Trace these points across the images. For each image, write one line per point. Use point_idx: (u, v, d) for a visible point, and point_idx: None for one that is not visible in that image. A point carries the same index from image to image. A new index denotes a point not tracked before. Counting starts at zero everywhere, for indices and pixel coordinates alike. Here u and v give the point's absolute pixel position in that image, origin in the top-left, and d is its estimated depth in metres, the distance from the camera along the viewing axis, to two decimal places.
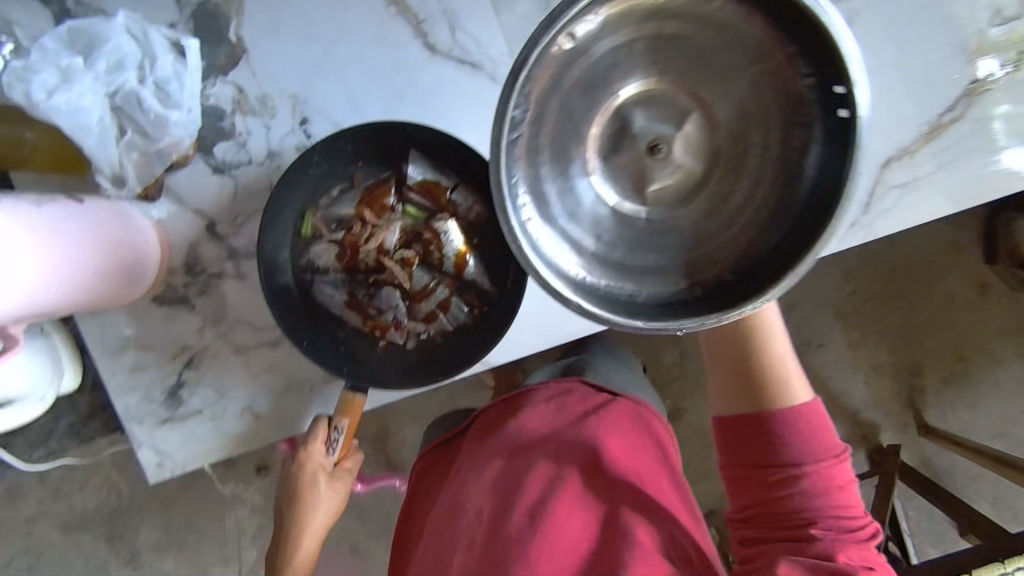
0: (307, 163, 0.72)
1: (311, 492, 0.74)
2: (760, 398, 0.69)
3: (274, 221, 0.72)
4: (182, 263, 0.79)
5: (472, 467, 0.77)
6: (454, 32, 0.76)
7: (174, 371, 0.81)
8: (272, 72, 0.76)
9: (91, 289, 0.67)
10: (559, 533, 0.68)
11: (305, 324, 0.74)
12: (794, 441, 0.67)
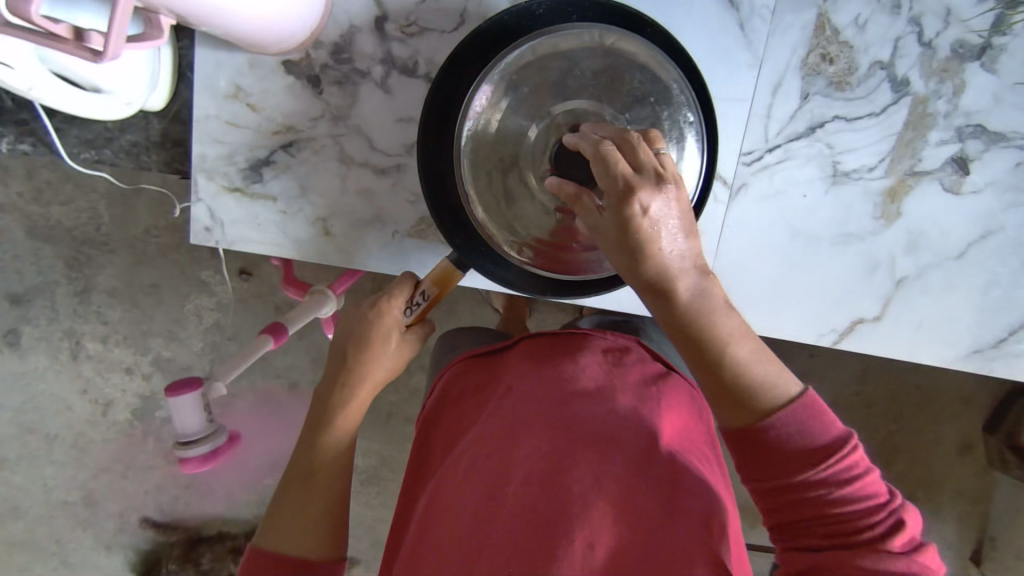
0: (530, 12, 0.65)
1: (377, 345, 0.67)
2: (747, 392, 0.53)
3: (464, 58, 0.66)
4: (332, 41, 0.71)
5: (521, 394, 0.66)
6: None
7: (268, 145, 0.73)
8: None
9: (256, 21, 0.58)
10: (604, 495, 0.57)
11: (442, 179, 0.69)
12: (789, 425, 0.52)
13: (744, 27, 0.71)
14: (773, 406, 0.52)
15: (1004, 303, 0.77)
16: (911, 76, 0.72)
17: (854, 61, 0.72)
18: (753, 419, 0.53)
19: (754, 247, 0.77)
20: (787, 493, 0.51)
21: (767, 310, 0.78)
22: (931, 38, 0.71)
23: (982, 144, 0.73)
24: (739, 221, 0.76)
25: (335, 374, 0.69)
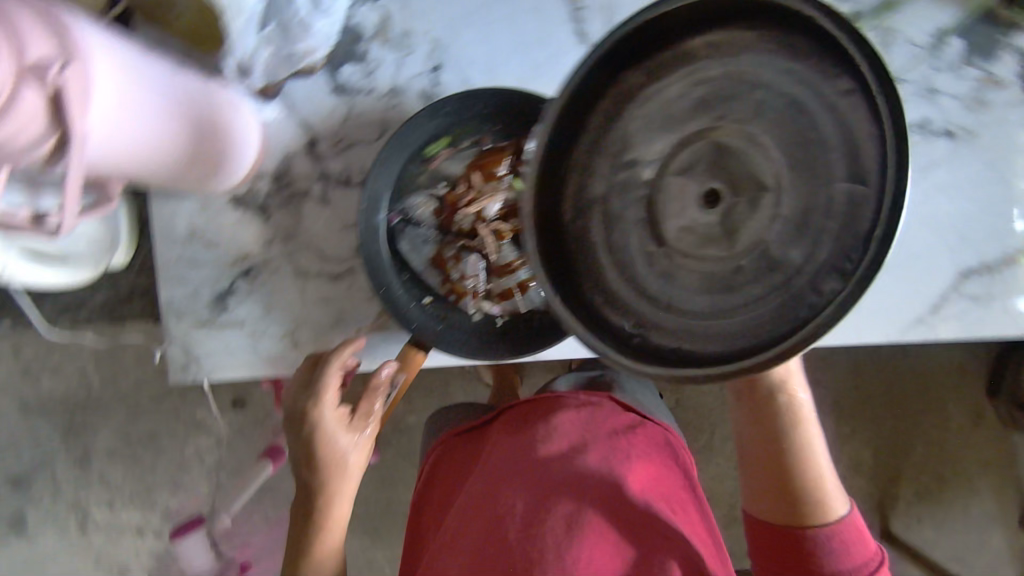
0: (437, 110, 0.71)
1: (334, 443, 0.69)
2: (795, 483, 0.72)
3: (385, 163, 0.73)
4: (272, 171, 0.78)
5: (495, 469, 0.76)
6: (611, 24, 0.76)
7: (229, 276, 0.79)
8: (422, 13, 0.76)
9: (193, 168, 0.66)
10: (573, 547, 0.67)
11: (389, 273, 0.74)
12: (831, 553, 0.69)
13: None
14: (828, 519, 0.71)
15: (928, 272, 0.82)
16: None
17: None
18: (801, 519, 0.71)
19: None
20: (803, 564, 0.70)
21: None
22: None
23: None
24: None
25: (310, 479, 0.70)
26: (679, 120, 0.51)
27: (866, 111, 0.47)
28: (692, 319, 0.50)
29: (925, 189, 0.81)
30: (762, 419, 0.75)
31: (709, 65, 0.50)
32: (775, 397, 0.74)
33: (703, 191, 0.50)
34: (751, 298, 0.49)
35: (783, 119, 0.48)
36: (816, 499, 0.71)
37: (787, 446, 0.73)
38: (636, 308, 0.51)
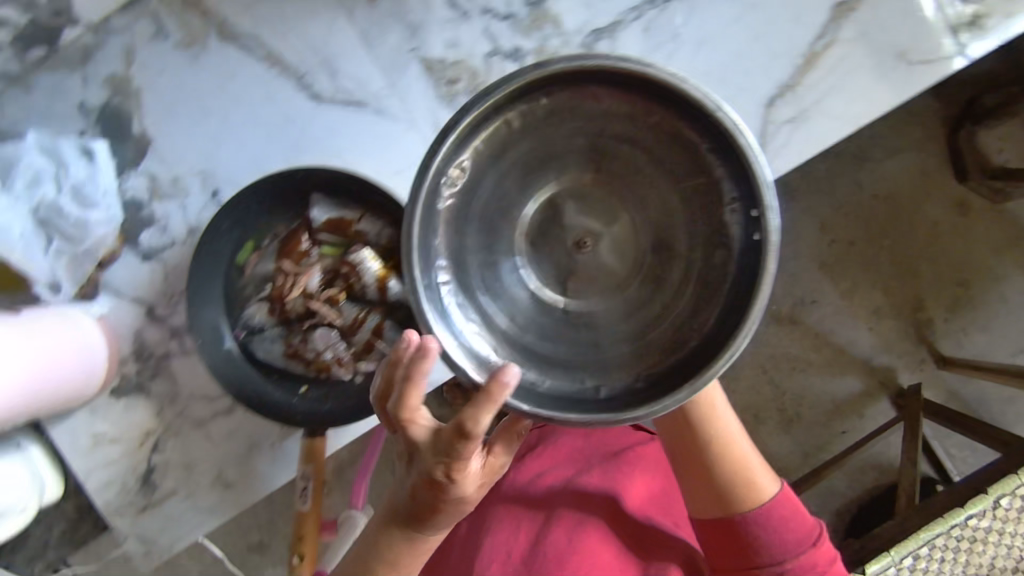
0: (218, 228, 0.74)
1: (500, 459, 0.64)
2: (723, 485, 0.77)
3: (203, 297, 0.76)
4: (131, 351, 0.83)
5: (513, 492, 0.94)
6: (334, 77, 0.80)
7: (143, 456, 0.84)
8: (178, 155, 0.81)
9: (47, 383, 0.74)
10: (580, 540, 0.86)
11: (259, 385, 0.78)
12: (764, 538, 0.76)
13: (382, 111, 0.80)
14: (752, 504, 0.77)
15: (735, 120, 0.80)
16: (517, 42, 0.79)
17: (471, 68, 0.80)
18: (730, 513, 0.77)
19: None
20: (742, 547, 0.77)
21: None
22: (508, 10, 0.79)
23: (608, 41, 0.79)
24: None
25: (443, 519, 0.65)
26: (558, 154, 0.64)
27: (709, 155, 0.59)
28: (610, 332, 0.63)
29: (690, 50, 0.79)
30: (682, 425, 0.79)
31: (569, 121, 0.62)
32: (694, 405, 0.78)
33: (582, 232, 0.65)
34: (687, 303, 0.61)
35: (631, 158, 0.63)
36: (744, 497, 0.77)
37: (704, 443, 0.78)
38: (562, 334, 0.64)
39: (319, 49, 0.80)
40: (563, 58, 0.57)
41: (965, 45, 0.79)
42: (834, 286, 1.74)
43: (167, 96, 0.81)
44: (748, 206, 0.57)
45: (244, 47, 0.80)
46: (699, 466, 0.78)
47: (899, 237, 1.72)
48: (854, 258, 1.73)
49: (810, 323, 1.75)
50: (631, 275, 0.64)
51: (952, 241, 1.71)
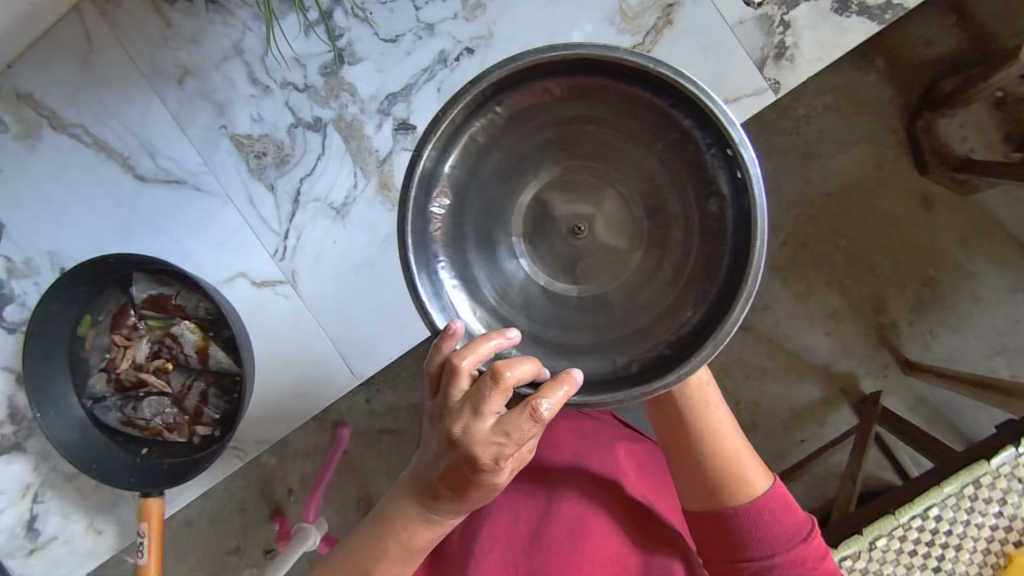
0: (45, 312, 0.78)
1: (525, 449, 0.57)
2: (712, 478, 0.69)
3: (40, 373, 0.80)
4: (6, 415, 0.90)
5: (567, 451, 0.83)
6: (155, 158, 0.84)
7: (26, 506, 0.91)
8: (29, 238, 0.88)
9: None
10: (595, 549, 0.75)
11: (100, 452, 0.82)
12: (751, 533, 0.67)
13: (199, 186, 0.84)
14: (738, 496, 0.68)
15: None
16: (316, 112, 0.81)
17: (277, 140, 0.82)
18: (718, 501, 0.69)
19: (340, 298, 0.83)
20: (726, 540, 0.68)
21: (396, 332, 0.83)
22: (305, 82, 0.81)
23: (403, 104, 0.80)
24: (315, 295, 0.83)
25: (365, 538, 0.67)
26: (515, 167, 0.63)
27: (682, 112, 0.57)
28: (623, 312, 0.62)
29: None
30: (666, 407, 0.71)
31: (559, 109, 0.61)
32: (688, 390, 0.70)
33: (574, 218, 0.63)
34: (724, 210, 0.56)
35: (596, 139, 0.62)
36: (736, 490, 0.68)
37: (695, 438, 0.70)
38: (576, 322, 0.63)
39: (138, 131, 0.84)
40: (536, 50, 0.56)
41: (775, 80, 0.74)
42: (786, 290, 1.64)
43: (12, 184, 0.87)
44: (721, 145, 0.56)
45: (74, 136, 0.85)
46: (693, 453, 0.70)
47: (859, 235, 1.62)
48: (808, 261, 1.63)
49: (763, 328, 1.65)
50: (632, 249, 0.63)
51: (917, 237, 1.60)
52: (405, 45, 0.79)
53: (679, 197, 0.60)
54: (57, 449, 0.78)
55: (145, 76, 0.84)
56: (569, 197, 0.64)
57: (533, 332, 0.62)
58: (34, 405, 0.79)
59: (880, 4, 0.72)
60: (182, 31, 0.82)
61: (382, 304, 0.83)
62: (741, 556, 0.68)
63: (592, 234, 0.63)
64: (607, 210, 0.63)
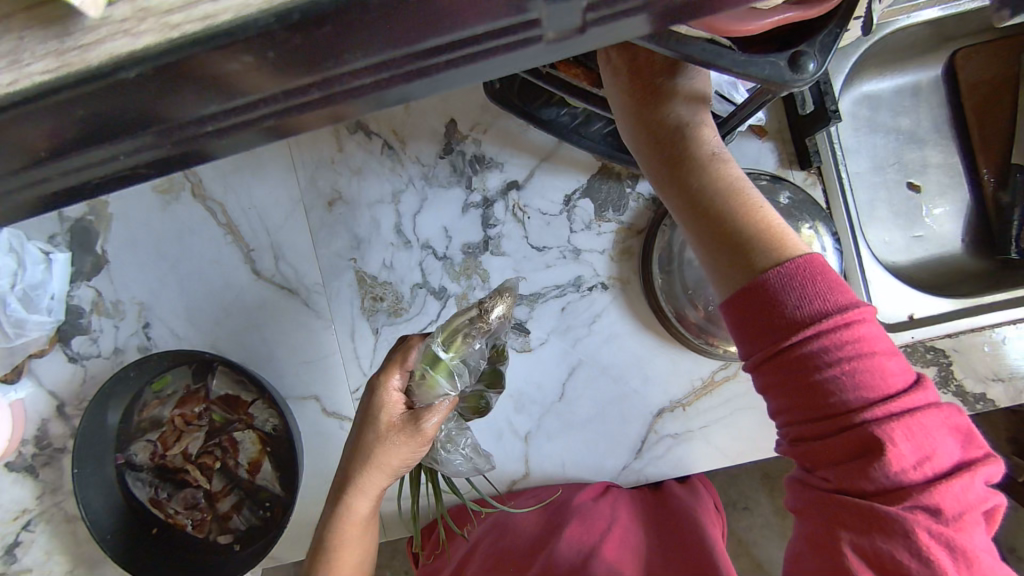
0: (128, 376, 0.79)
1: (384, 460, 0.64)
2: (729, 241, 0.50)
3: (93, 428, 0.79)
4: (33, 438, 0.90)
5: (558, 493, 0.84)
6: (277, 262, 0.86)
7: (14, 529, 0.90)
8: (126, 283, 0.89)
9: None
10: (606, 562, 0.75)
11: (112, 522, 0.81)
12: (818, 347, 0.45)
13: (309, 302, 0.86)
14: (770, 254, 0.48)
15: (623, 417, 0.83)
16: (444, 283, 0.84)
17: (398, 292, 0.85)
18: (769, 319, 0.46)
19: None
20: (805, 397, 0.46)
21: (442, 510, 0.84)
22: (444, 251, 0.85)
23: (527, 308, 0.83)
24: None
25: None
26: None
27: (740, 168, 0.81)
28: None
29: (597, 342, 0.83)
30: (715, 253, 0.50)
31: None
32: (653, 114, 0.55)
33: None
34: None
35: None
36: (760, 241, 0.49)
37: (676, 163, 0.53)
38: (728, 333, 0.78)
39: (272, 231, 0.86)
40: None
41: None
42: (770, 500, 1.39)
43: (131, 229, 0.88)
44: None
45: (209, 210, 0.87)
46: (724, 241, 0.50)
47: None
48: None
49: (735, 528, 1.39)
50: None
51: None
52: (548, 257, 0.83)
53: None
54: (82, 513, 0.77)
55: (297, 184, 0.86)
56: None
57: (700, 349, 0.80)
58: (78, 459, 0.78)
59: (975, 393, 0.79)
60: (351, 160, 0.85)
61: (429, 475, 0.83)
62: (826, 406, 0.45)
63: None
64: None
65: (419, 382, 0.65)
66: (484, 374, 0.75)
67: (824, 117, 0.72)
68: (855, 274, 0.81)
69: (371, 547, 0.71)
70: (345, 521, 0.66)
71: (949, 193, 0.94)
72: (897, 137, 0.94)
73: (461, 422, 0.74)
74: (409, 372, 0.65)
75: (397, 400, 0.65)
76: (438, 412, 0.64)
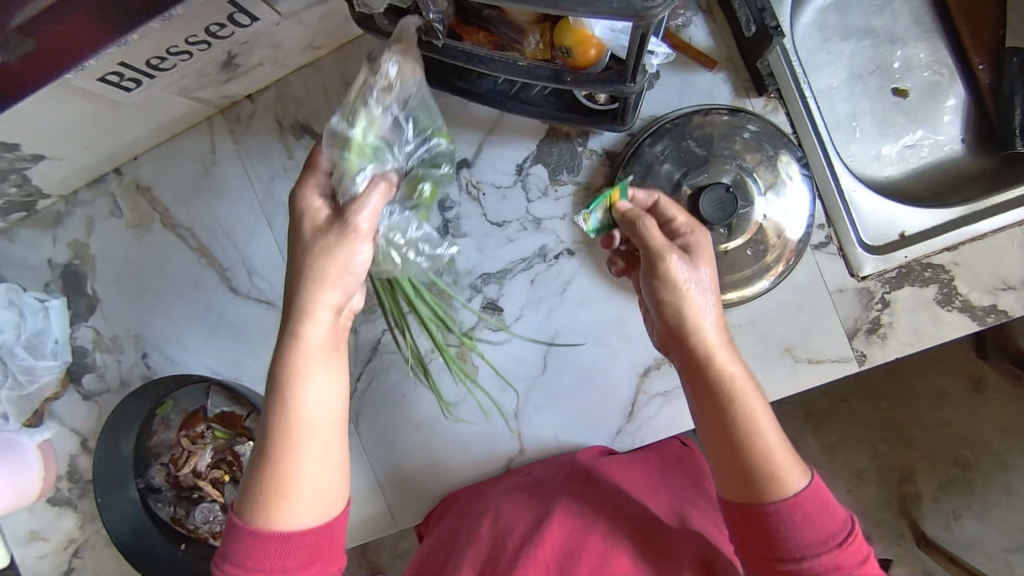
0: (130, 407, 0.83)
1: (314, 262, 0.54)
2: (734, 432, 0.58)
3: (108, 460, 0.83)
4: (66, 473, 0.95)
5: (555, 462, 0.80)
6: (251, 277, 0.88)
7: (65, 558, 0.96)
8: (119, 317, 0.92)
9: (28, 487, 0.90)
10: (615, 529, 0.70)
11: (141, 543, 0.86)
12: (789, 527, 0.56)
13: None
14: (777, 496, 0.57)
15: (610, 380, 0.81)
16: None
17: None
18: (741, 481, 0.58)
19: (396, 447, 0.85)
20: (765, 542, 0.57)
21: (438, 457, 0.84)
22: None
23: (496, 285, 0.82)
24: (370, 436, 0.84)
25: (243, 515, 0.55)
26: (681, 151, 0.74)
27: (694, 104, 0.76)
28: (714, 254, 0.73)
29: (572, 309, 0.81)
30: (722, 428, 0.59)
31: (710, 189, 0.68)
32: (671, 305, 0.60)
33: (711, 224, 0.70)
34: (706, 153, 0.74)
35: (724, 200, 0.68)
36: (762, 454, 0.57)
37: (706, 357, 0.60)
38: None
39: (241, 247, 0.88)
40: (698, 128, 0.74)
41: (862, 353, 0.75)
42: (815, 438, 1.28)
43: (114, 266, 0.92)
44: (693, 154, 0.74)
45: (180, 236, 0.89)
46: (725, 433, 0.59)
47: (899, 397, 1.26)
48: (842, 415, 1.28)
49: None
50: (723, 236, 0.73)
51: (958, 421, 1.24)
52: (509, 231, 0.81)
53: (714, 144, 0.74)
54: (112, 538, 0.81)
55: (257, 198, 0.87)
56: (720, 192, 0.68)
57: None
58: (100, 490, 0.82)
59: (983, 305, 0.73)
60: (302, 166, 0.85)
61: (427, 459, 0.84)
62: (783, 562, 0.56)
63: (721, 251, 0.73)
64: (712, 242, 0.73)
65: (339, 174, 0.57)
66: (417, 172, 0.67)
67: (766, 38, 0.68)
68: (834, 199, 0.75)
69: (337, 403, 0.57)
70: (301, 347, 0.55)
71: (940, 91, 0.86)
72: (874, 40, 0.86)
73: (412, 215, 0.68)
74: (326, 173, 0.57)
75: (320, 207, 0.57)
76: (371, 196, 0.55)
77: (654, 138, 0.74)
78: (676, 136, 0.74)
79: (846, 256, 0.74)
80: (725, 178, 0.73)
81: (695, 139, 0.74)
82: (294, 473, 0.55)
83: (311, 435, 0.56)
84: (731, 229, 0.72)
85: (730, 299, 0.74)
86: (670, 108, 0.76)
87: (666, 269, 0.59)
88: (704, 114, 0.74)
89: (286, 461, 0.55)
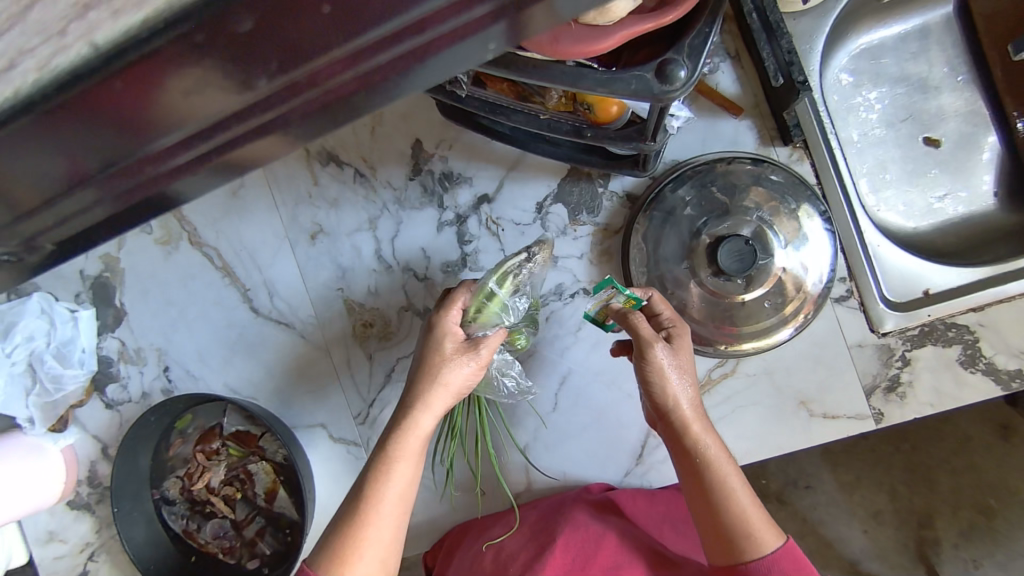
0: (147, 420, 0.85)
1: (443, 378, 0.64)
2: (713, 504, 0.61)
3: (124, 471, 0.86)
4: (86, 478, 0.98)
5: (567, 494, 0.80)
6: (272, 298, 0.90)
7: (81, 560, 0.99)
8: (144, 331, 0.95)
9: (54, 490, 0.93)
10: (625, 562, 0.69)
11: (151, 554, 0.88)
12: None
13: (305, 335, 0.89)
14: (753, 560, 0.59)
15: (621, 421, 0.81)
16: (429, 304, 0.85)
17: (386, 317, 0.87)
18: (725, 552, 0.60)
19: None
20: None
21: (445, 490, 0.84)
22: (425, 272, 0.85)
23: None
24: None
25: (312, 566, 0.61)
26: (703, 196, 0.74)
27: (719, 150, 0.75)
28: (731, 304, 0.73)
29: (585, 349, 0.81)
30: (701, 500, 0.62)
31: (731, 238, 0.68)
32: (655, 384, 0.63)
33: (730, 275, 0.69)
34: (729, 200, 0.74)
35: (742, 250, 0.67)
36: (739, 523, 0.60)
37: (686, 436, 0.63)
38: (721, 326, 0.73)
39: (264, 269, 0.89)
40: (721, 174, 0.73)
41: (879, 411, 0.73)
42: (833, 477, 1.24)
43: (142, 280, 0.94)
44: (714, 200, 0.74)
45: (206, 255, 0.91)
46: (706, 508, 0.62)
47: (923, 440, 1.22)
48: (866, 455, 1.24)
49: (798, 509, 1.24)
50: (741, 287, 0.71)
51: (982, 470, 1.20)
52: None
53: (736, 192, 0.74)
54: (124, 548, 0.84)
55: (281, 222, 0.88)
56: (739, 243, 0.67)
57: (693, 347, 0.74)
58: (116, 500, 0.85)
59: (1009, 370, 0.71)
60: (326, 193, 0.87)
61: (434, 490, 0.85)
62: None
63: (738, 301, 0.72)
64: (730, 290, 0.72)
65: (475, 316, 0.67)
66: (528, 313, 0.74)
67: (793, 91, 0.67)
68: (857, 252, 0.74)
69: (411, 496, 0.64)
70: (410, 436, 0.64)
71: (975, 142, 0.84)
72: (908, 86, 0.84)
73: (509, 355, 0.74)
74: (467, 305, 0.67)
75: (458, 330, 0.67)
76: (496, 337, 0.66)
77: (676, 184, 0.74)
78: (698, 183, 0.74)
79: (867, 311, 0.73)
80: (745, 229, 0.72)
81: (717, 187, 0.74)
82: (366, 542, 0.61)
83: (391, 514, 0.62)
84: (750, 280, 0.71)
85: (745, 349, 0.73)
86: (696, 153, 0.76)
87: (654, 358, 0.62)
88: (728, 162, 0.73)
89: (355, 532, 0.61)
